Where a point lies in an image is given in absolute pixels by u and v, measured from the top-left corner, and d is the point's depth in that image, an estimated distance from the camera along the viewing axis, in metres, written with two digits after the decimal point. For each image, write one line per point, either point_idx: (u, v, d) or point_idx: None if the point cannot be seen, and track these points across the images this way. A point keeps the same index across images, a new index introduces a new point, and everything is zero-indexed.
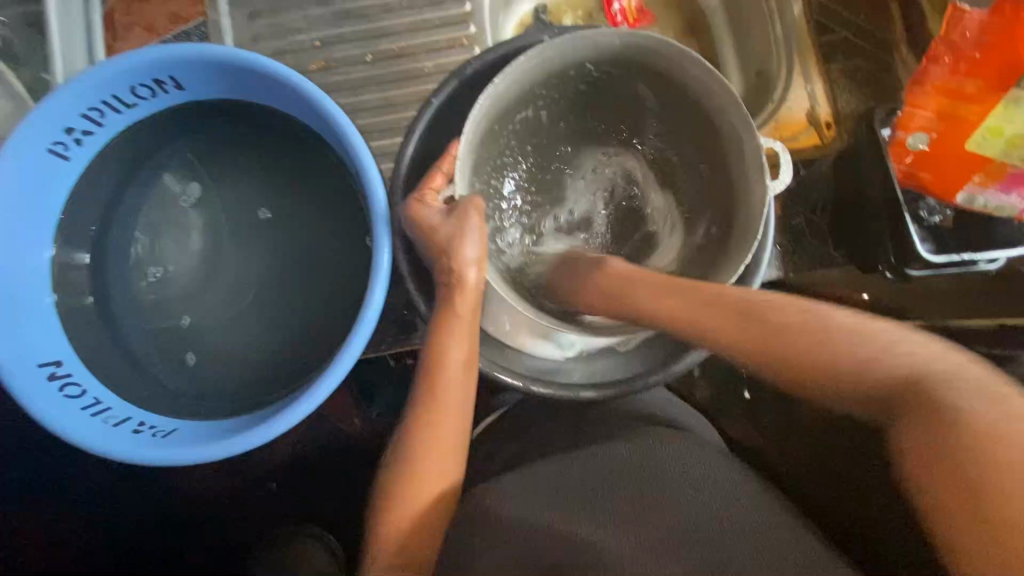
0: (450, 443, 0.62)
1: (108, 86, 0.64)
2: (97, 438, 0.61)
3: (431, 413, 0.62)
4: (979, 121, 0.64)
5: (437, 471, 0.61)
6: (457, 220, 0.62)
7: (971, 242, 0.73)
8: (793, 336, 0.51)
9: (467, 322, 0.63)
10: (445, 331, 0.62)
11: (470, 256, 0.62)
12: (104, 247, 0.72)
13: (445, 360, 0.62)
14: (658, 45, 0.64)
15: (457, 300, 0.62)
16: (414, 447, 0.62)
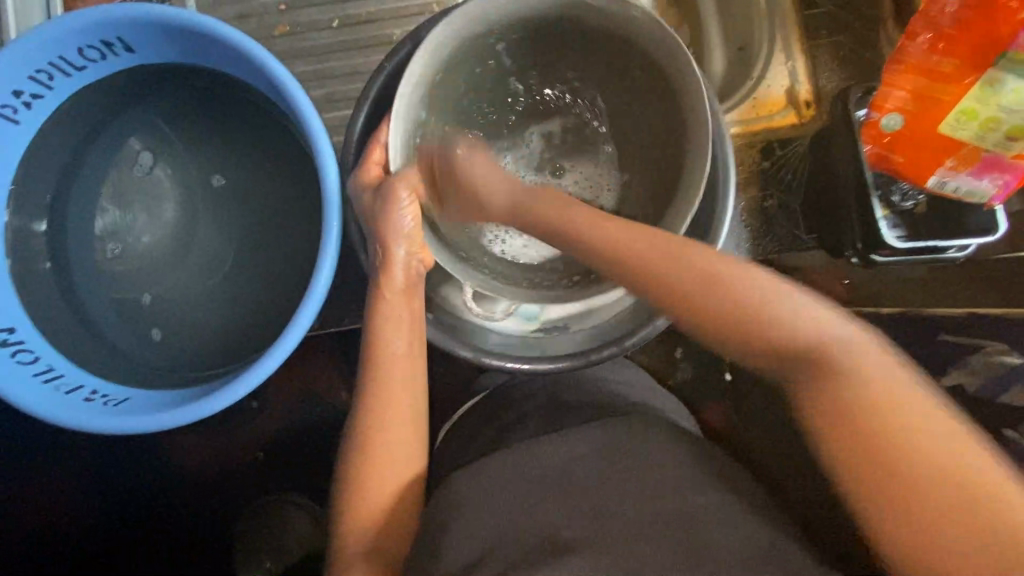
0: (404, 421, 0.61)
1: (52, 47, 0.62)
2: (47, 405, 0.61)
3: (375, 397, 0.61)
4: (953, 102, 0.61)
5: (394, 455, 0.60)
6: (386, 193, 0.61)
7: (943, 229, 0.71)
8: (724, 304, 0.47)
9: (405, 300, 0.62)
10: (380, 314, 0.62)
11: (403, 227, 0.61)
12: (62, 216, 0.71)
13: (388, 342, 0.61)
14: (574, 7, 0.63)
15: (389, 276, 0.62)
16: (371, 438, 0.60)
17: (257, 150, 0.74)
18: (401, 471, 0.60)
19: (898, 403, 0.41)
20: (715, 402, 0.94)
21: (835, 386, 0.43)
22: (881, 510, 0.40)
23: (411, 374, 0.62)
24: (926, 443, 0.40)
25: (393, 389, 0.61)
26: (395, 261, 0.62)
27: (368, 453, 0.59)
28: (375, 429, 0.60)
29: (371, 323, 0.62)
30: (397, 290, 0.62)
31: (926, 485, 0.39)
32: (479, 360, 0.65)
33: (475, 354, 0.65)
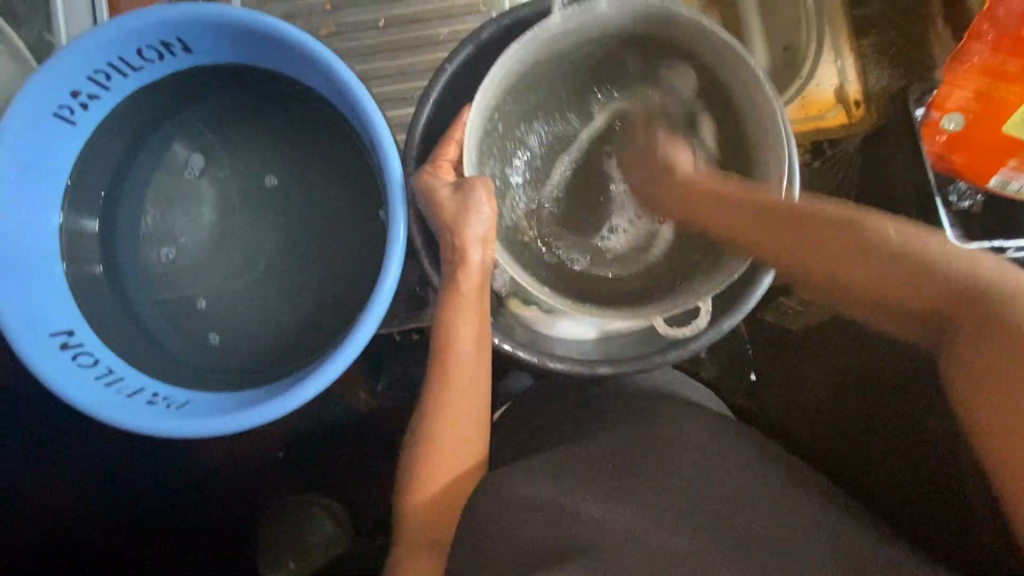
0: (467, 426, 0.62)
1: (114, 47, 0.61)
2: (111, 409, 0.61)
3: (444, 401, 0.62)
4: (1018, 103, 0.61)
5: (458, 453, 0.61)
6: (466, 196, 0.60)
7: (999, 228, 0.72)
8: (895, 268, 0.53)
9: (476, 306, 0.61)
10: (450, 319, 0.61)
11: (477, 236, 0.60)
12: (114, 218, 0.71)
13: (454, 347, 0.61)
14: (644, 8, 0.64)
15: (460, 278, 0.61)
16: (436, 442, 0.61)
17: (309, 150, 0.73)
18: (463, 464, 0.62)
19: (929, 267, 0.52)
20: (741, 398, 0.91)
21: (891, 294, 0.53)
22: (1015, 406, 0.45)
23: (474, 378, 0.62)
24: (937, 282, 0.51)
25: (460, 392, 0.62)
26: (470, 265, 0.61)
27: (436, 450, 0.61)
28: (443, 429, 0.61)
29: (443, 329, 0.61)
30: (468, 300, 0.61)
31: (995, 290, 0.48)
32: (545, 364, 0.61)
33: (540, 359, 0.62)
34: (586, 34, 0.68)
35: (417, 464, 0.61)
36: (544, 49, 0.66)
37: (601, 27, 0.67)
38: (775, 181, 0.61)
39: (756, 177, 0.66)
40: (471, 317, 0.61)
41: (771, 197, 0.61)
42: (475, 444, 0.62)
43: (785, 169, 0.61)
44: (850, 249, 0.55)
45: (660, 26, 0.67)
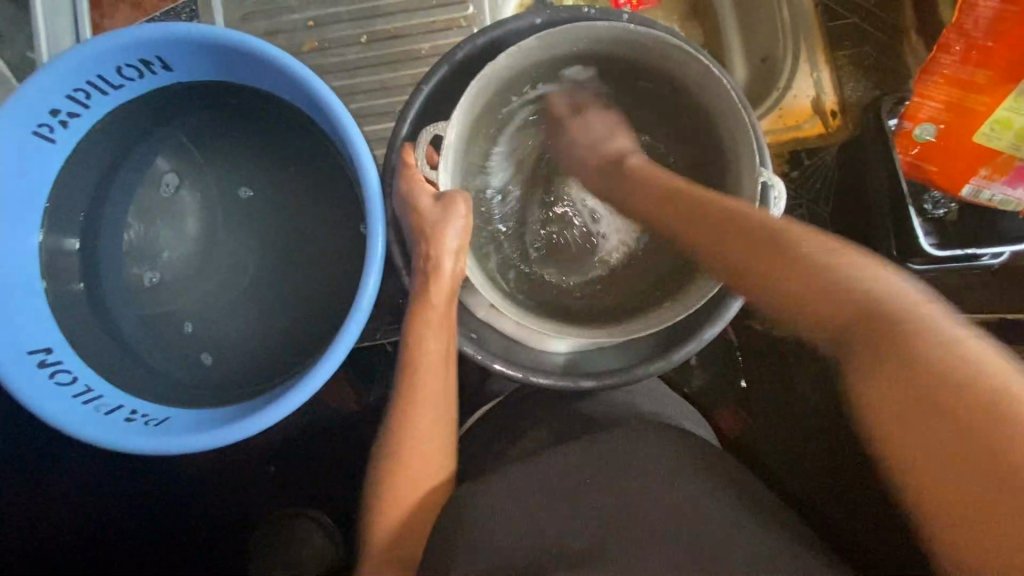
0: (434, 450, 0.63)
1: (94, 66, 0.62)
2: (89, 427, 0.60)
3: (411, 420, 0.62)
4: (988, 112, 0.62)
5: (427, 460, 0.62)
6: (445, 208, 0.62)
7: (972, 237, 0.72)
8: (839, 299, 0.45)
9: (442, 313, 0.62)
10: (416, 330, 0.63)
11: (453, 246, 0.62)
12: (95, 236, 0.71)
13: (422, 353, 0.63)
14: (570, 32, 0.64)
15: (432, 291, 0.62)
16: (398, 460, 0.62)
17: (292, 166, 0.74)
18: (434, 473, 0.63)
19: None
20: (730, 407, 0.94)
21: (845, 297, 0.45)
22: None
23: (442, 385, 0.64)
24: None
25: (427, 411, 0.63)
26: (444, 271, 0.62)
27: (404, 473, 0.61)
28: (411, 436, 0.62)
29: (409, 339, 0.63)
30: (437, 312, 0.62)
31: (996, 415, 0.37)
32: (527, 380, 0.63)
33: (522, 375, 0.64)
34: (557, 53, 0.68)
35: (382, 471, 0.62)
36: (496, 86, 0.66)
37: (567, 47, 0.67)
38: (746, 200, 0.63)
39: (730, 194, 0.67)
40: (438, 324, 0.62)
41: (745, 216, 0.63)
42: (444, 451, 0.64)
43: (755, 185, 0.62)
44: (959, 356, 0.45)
45: (629, 48, 0.67)
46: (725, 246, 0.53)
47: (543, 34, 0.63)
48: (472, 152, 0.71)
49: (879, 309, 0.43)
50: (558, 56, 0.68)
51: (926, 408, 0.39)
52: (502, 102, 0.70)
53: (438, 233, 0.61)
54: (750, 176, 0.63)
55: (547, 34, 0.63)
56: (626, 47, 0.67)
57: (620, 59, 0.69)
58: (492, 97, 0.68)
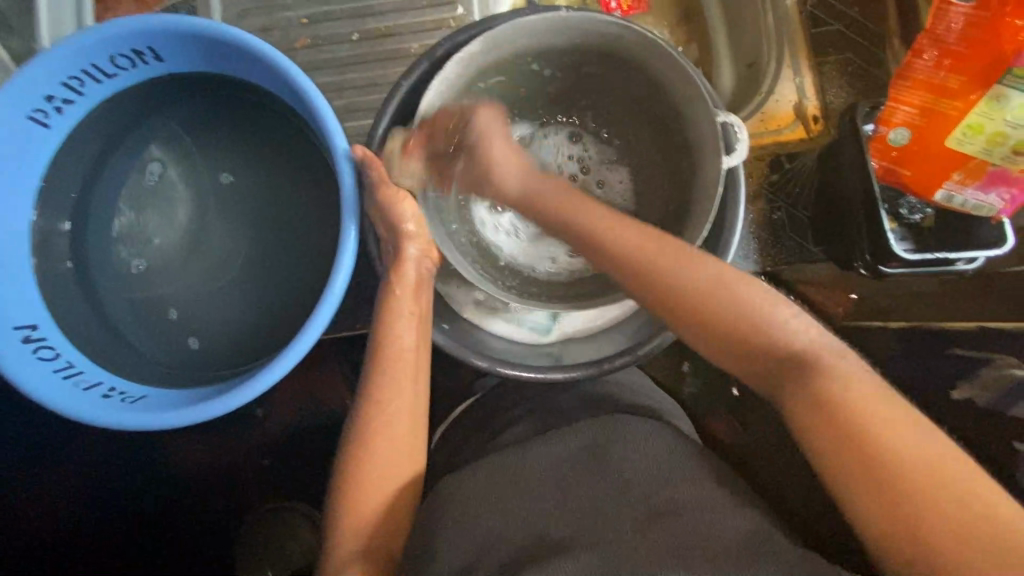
0: (400, 443, 0.63)
1: (87, 55, 0.64)
2: (67, 401, 0.62)
3: (377, 412, 0.63)
4: (960, 117, 0.62)
5: (394, 456, 0.62)
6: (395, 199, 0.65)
7: (950, 241, 0.72)
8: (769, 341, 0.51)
9: (414, 306, 0.65)
10: (386, 317, 0.65)
11: (411, 234, 0.65)
12: (86, 219, 0.73)
13: (393, 346, 0.64)
14: (528, 28, 0.65)
15: (395, 287, 0.65)
16: (364, 451, 0.62)
17: (276, 159, 0.76)
18: (404, 468, 0.63)
19: (834, 402, 0.46)
20: (721, 414, 0.94)
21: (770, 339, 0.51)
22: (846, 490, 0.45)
23: (407, 382, 0.65)
24: (903, 439, 0.44)
25: (394, 404, 0.63)
26: (407, 262, 0.65)
27: (370, 463, 0.61)
28: (377, 429, 0.63)
29: (378, 330, 0.65)
30: (403, 301, 0.65)
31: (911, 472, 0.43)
32: (493, 370, 0.65)
33: (489, 364, 0.66)
34: (521, 46, 0.67)
35: (349, 462, 0.62)
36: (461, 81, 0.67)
37: (528, 41, 0.67)
38: (712, 164, 0.63)
39: (695, 183, 0.68)
40: (410, 315, 0.65)
41: (706, 205, 0.64)
42: (411, 450, 0.64)
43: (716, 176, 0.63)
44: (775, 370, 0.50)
45: (597, 40, 0.67)
46: (693, 279, 0.54)
47: (503, 30, 0.63)
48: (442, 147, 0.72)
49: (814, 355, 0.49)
50: (516, 51, 0.68)
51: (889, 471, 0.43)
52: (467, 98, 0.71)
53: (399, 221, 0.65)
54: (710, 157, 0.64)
55: (509, 29, 0.64)
56: (588, 41, 0.68)
57: (581, 51, 0.70)
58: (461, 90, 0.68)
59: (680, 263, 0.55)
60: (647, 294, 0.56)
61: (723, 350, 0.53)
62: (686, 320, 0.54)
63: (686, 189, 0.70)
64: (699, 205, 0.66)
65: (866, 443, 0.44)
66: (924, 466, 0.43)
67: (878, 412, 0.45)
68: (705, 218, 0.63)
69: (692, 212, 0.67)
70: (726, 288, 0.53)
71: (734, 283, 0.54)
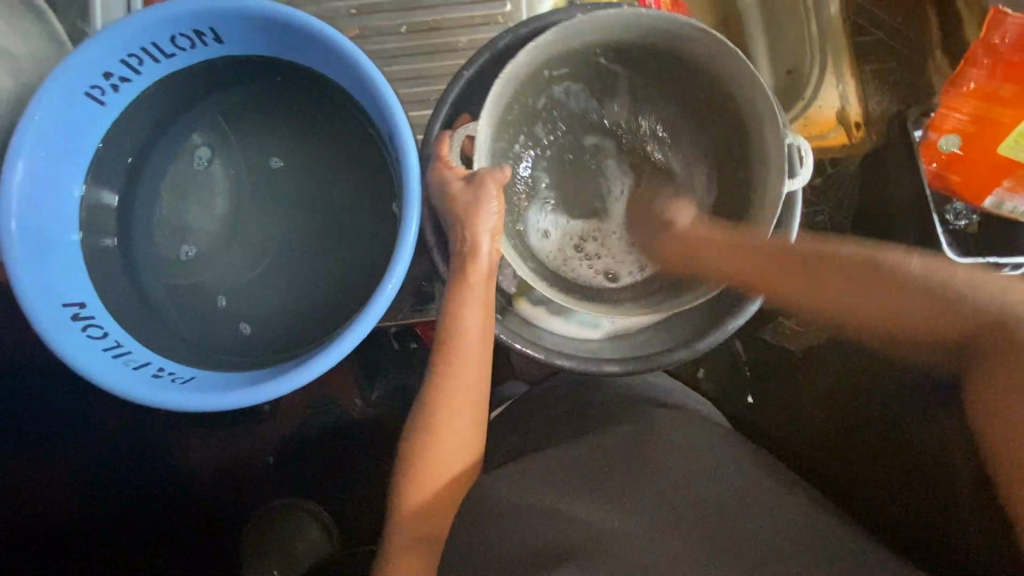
0: (462, 430, 0.63)
1: (150, 34, 0.64)
2: (118, 379, 0.62)
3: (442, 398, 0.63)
4: (1012, 124, 0.64)
5: (452, 442, 0.62)
6: (477, 190, 0.63)
7: (996, 246, 0.73)
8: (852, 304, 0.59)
9: (481, 297, 0.63)
10: (454, 305, 0.63)
11: (486, 227, 0.63)
12: (135, 199, 0.73)
13: (456, 335, 0.63)
14: (605, 19, 0.66)
15: (468, 274, 0.63)
16: (424, 436, 0.62)
17: (328, 147, 0.76)
18: (462, 456, 0.63)
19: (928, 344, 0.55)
20: (745, 418, 0.99)
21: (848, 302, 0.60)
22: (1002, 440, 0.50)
23: (473, 371, 0.64)
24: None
25: (459, 390, 0.63)
26: (472, 253, 0.63)
27: (427, 452, 0.62)
28: (438, 416, 0.63)
29: (446, 315, 0.64)
30: (475, 291, 0.63)
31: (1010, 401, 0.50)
32: (551, 362, 0.65)
33: (547, 357, 0.66)
34: (583, 41, 0.69)
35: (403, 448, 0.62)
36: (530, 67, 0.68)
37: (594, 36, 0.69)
38: (776, 167, 0.65)
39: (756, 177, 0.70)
40: (477, 305, 0.63)
41: (773, 202, 0.65)
42: (471, 439, 0.63)
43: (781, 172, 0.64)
44: (910, 329, 0.57)
45: (659, 36, 0.68)
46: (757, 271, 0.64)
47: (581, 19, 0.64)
48: (502, 139, 0.72)
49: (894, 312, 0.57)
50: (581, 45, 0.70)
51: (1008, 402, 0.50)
52: (532, 82, 0.71)
53: (474, 214, 0.62)
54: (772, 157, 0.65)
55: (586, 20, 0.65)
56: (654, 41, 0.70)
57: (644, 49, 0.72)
58: (524, 82, 0.70)
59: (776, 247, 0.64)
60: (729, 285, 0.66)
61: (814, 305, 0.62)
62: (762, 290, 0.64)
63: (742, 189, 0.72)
64: (762, 201, 0.68)
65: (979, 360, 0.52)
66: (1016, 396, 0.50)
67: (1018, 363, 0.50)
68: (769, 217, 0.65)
69: (758, 209, 0.68)
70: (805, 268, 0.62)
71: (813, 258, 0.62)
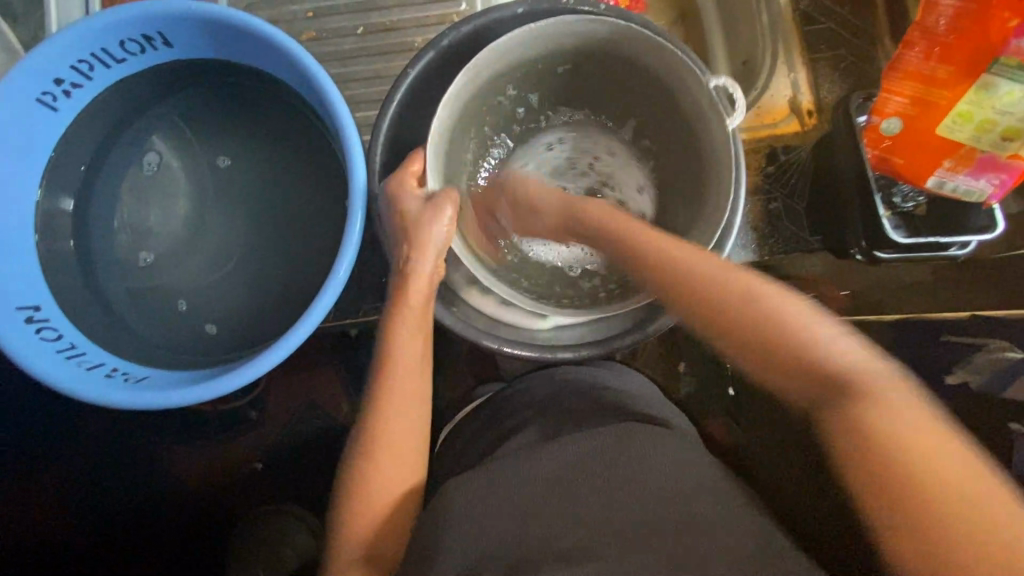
0: (407, 443, 0.63)
1: (98, 38, 0.65)
2: (69, 379, 0.62)
3: (387, 414, 0.63)
4: (950, 105, 0.63)
5: (398, 454, 0.62)
6: (432, 207, 0.63)
7: (944, 227, 0.75)
8: (770, 334, 0.48)
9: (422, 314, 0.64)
10: (394, 321, 0.64)
11: (435, 245, 0.63)
12: (91, 203, 0.74)
13: (397, 353, 0.64)
14: (546, 32, 0.67)
15: (406, 290, 0.63)
16: (370, 450, 0.62)
17: (282, 147, 0.77)
18: (411, 466, 0.63)
19: (877, 430, 0.43)
20: (718, 417, 0.96)
21: (776, 330, 0.47)
22: (875, 499, 0.43)
23: (416, 387, 0.65)
24: (936, 452, 0.42)
25: (404, 402, 0.64)
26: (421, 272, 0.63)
27: (378, 462, 0.62)
28: (384, 427, 0.63)
29: (386, 330, 0.65)
30: (413, 311, 0.64)
31: (951, 503, 0.40)
32: (502, 351, 0.67)
33: (497, 345, 0.68)
34: (541, 47, 0.69)
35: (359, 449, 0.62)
36: (484, 75, 0.68)
37: (544, 43, 0.69)
38: (728, 166, 0.66)
39: (708, 167, 0.70)
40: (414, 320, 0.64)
41: (720, 196, 0.65)
42: (417, 444, 0.63)
43: (731, 167, 0.64)
44: (808, 373, 0.46)
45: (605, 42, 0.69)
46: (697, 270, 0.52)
47: (519, 35, 0.65)
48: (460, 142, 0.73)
49: (835, 364, 0.46)
50: (533, 53, 0.70)
51: (924, 495, 0.41)
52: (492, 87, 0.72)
53: (420, 231, 0.62)
54: (730, 152, 0.65)
55: (525, 34, 0.65)
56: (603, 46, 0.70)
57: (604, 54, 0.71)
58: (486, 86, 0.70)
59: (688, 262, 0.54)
60: (664, 285, 0.54)
61: (736, 345, 0.50)
62: (683, 300, 0.52)
63: (697, 179, 0.73)
64: (713, 195, 0.68)
65: (878, 434, 0.43)
66: (960, 494, 0.40)
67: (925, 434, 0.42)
68: (723, 208, 0.65)
69: (707, 201, 0.69)
70: (734, 285, 0.50)
71: (745, 280, 0.51)
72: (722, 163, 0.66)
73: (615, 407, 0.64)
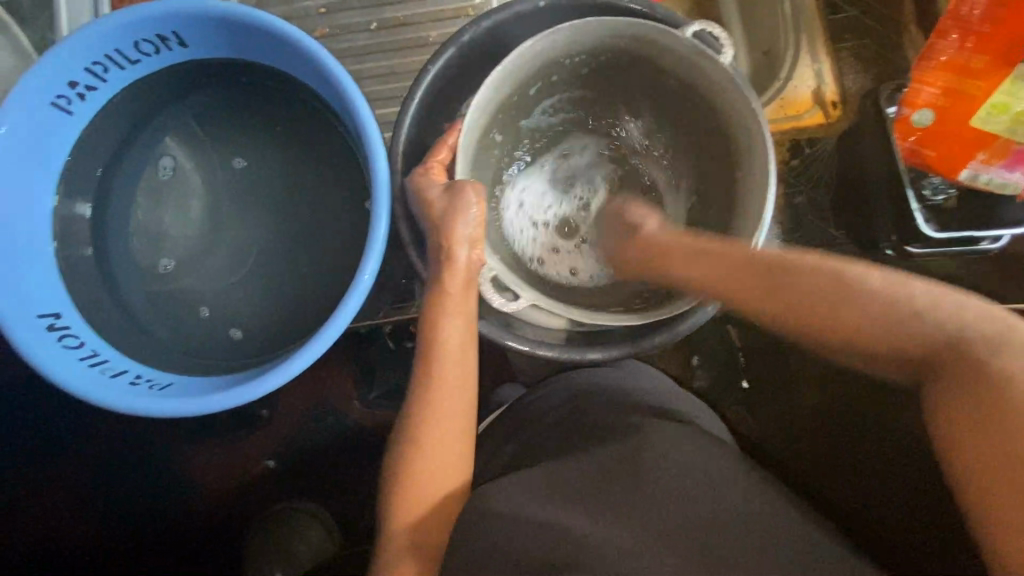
0: (449, 445, 0.62)
1: (113, 39, 0.63)
2: (94, 387, 0.61)
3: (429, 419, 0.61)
4: (984, 96, 0.62)
5: (440, 459, 0.61)
6: (455, 197, 0.61)
7: (973, 220, 0.74)
8: (874, 315, 0.51)
9: (462, 312, 0.63)
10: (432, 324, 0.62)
11: (465, 237, 0.61)
12: (108, 206, 0.73)
13: (437, 355, 0.62)
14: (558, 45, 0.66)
15: (446, 282, 0.62)
16: (414, 454, 0.61)
17: (299, 147, 0.75)
18: (448, 470, 0.61)
19: (1002, 402, 0.43)
20: (737, 407, 0.96)
21: (914, 323, 0.50)
22: (999, 482, 0.42)
23: (457, 391, 0.63)
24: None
25: (448, 407, 0.62)
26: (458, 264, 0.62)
27: (422, 464, 0.60)
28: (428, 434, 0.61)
29: (425, 332, 0.63)
30: (454, 306, 0.62)
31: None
32: (533, 353, 0.65)
33: (528, 347, 0.66)
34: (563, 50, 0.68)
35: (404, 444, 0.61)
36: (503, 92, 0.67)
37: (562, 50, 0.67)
38: (758, 160, 0.64)
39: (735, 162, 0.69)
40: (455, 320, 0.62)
41: (757, 196, 0.64)
42: (460, 459, 0.62)
43: (767, 170, 0.63)
44: (925, 360, 0.49)
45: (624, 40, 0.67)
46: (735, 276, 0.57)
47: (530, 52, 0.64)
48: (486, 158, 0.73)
49: (945, 351, 0.48)
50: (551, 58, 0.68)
51: (1020, 471, 0.41)
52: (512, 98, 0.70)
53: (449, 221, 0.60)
54: (762, 149, 0.64)
55: (537, 50, 0.64)
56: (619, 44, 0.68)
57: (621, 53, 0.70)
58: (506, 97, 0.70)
59: (714, 254, 0.58)
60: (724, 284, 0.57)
61: (835, 339, 0.53)
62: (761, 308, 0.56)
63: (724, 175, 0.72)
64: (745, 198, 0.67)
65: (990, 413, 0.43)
66: None
67: (984, 391, 0.44)
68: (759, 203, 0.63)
69: (743, 200, 0.67)
70: (824, 274, 0.54)
71: (843, 274, 0.53)
72: (751, 157, 0.66)
73: (650, 409, 0.64)
